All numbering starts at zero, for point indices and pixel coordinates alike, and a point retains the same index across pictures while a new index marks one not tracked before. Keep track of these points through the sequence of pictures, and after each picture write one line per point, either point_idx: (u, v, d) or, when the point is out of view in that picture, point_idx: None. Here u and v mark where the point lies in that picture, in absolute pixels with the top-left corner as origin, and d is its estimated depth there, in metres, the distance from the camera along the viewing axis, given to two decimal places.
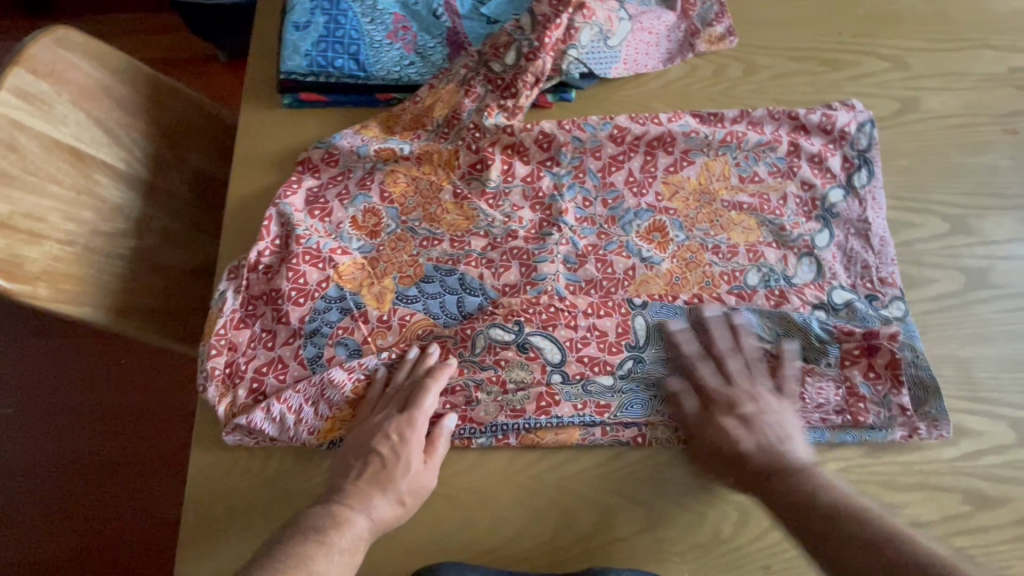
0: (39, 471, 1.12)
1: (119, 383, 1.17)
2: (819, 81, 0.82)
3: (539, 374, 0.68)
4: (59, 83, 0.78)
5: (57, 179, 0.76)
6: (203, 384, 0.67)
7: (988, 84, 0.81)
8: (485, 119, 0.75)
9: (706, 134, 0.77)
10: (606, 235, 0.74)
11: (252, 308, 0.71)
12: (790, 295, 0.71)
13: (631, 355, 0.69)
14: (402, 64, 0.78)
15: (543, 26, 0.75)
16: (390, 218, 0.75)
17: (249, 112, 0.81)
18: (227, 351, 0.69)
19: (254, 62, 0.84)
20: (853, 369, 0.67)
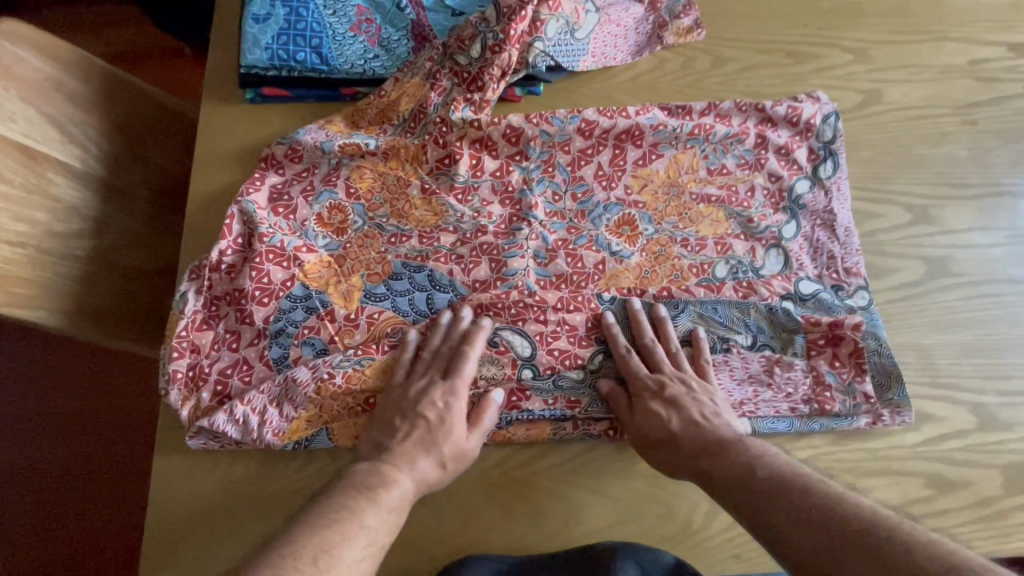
0: (2, 482, 1.08)
1: (83, 388, 1.13)
2: (785, 74, 0.83)
3: (510, 370, 0.67)
4: (6, 77, 0.75)
5: (6, 178, 0.73)
6: (165, 388, 0.65)
7: (947, 76, 0.83)
8: (451, 113, 0.73)
9: (674, 127, 0.77)
10: (576, 229, 0.74)
11: (215, 309, 0.70)
12: (758, 287, 0.72)
13: (602, 349, 0.69)
14: (366, 58, 0.76)
15: (509, 18, 0.73)
16: (357, 215, 0.74)
17: (209, 108, 0.79)
18: (190, 353, 0.67)
19: (215, 56, 0.81)
20: (819, 359, 0.68)
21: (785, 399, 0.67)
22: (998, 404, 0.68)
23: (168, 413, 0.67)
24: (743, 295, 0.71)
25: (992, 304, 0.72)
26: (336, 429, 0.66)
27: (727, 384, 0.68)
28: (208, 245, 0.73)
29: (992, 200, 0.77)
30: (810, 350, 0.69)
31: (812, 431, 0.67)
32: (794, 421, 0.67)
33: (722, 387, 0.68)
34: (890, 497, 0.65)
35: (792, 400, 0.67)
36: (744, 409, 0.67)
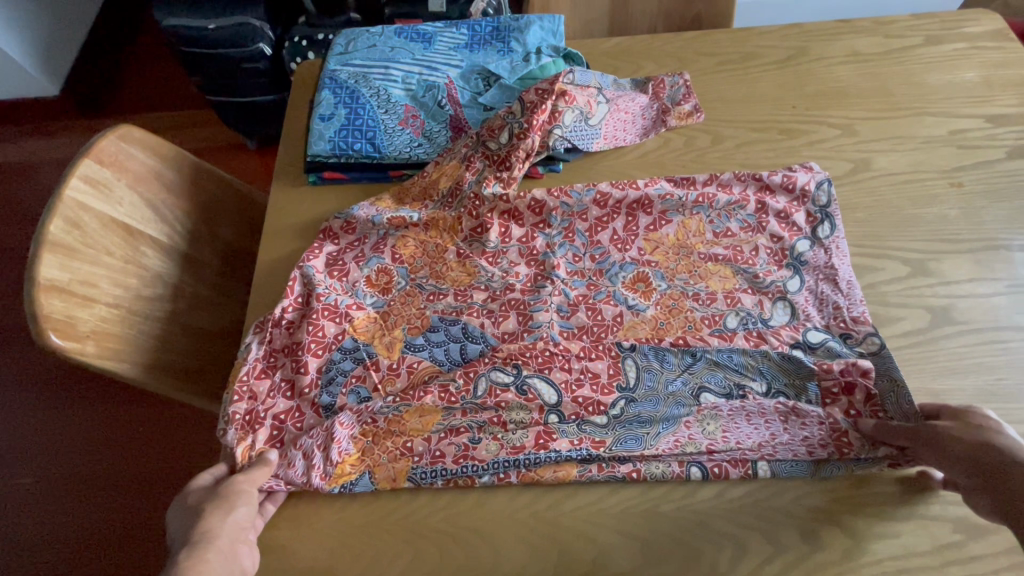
0: (85, 528, 1.24)
1: (161, 444, 1.32)
2: (779, 147, 0.93)
3: (536, 415, 0.73)
4: (120, 170, 0.91)
5: (110, 251, 0.87)
6: (224, 428, 0.72)
7: (930, 145, 0.92)
8: (484, 189, 0.85)
9: (680, 197, 0.86)
10: (595, 286, 0.82)
11: (273, 359, 0.78)
12: (767, 336, 0.77)
13: (622, 395, 0.74)
14: (412, 147, 0.90)
15: (532, 111, 0.86)
16: (400, 276, 0.84)
17: (279, 192, 0.93)
18: (249, 399, 0.75)
19: (286, 148, 0.97)
20: (834, 407, 0.72)
21: (803, 444, 0.70)
22: None
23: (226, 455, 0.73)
24: (755, 344, 0.77)
25: (1000, 350, 0.75)
26: (378, 472, 0.71)
27: (745, 428, 0.72)
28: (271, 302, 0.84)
29: (988, 253, 0.83)
30: (825, 398, 0.73)
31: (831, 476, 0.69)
32: (813, 464, 0.69)
33: (740, 432, 0.71)
34: (917, 542, 0.65)
35: (810, 444, 0.70)
36: (763, 452, 0.70)
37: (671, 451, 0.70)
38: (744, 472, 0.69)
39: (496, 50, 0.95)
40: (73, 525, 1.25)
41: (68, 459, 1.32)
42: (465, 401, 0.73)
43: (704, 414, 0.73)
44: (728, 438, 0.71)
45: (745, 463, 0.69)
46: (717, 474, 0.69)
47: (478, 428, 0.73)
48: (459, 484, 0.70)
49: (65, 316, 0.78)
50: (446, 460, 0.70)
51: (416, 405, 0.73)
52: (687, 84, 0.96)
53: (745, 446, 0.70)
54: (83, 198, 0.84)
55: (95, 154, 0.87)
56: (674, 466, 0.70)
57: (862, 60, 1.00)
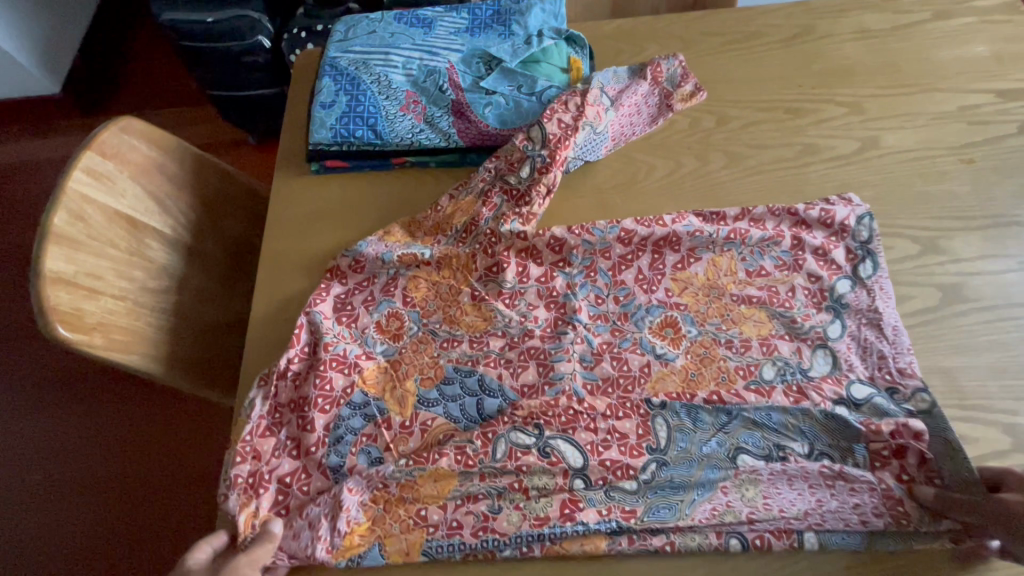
0: (96, 525, 1.26)
1: (168, 441, 1.33)
2: (786, 127, 0.91)
3: (561, 479, 0.69)
4: (122, 162, 0.91)
5: (114, 243, 0.87)
6: (226, 492, 0.69)
7: (940, 122, 0.90)
8: (502, 226, 0.81)
9: (711, 233, 0.80)
10: (620, 331, 0.77)
11: (278, 415, 0.75)
12: (808, 391, 0.71)
13: (654, 458, 0.69)
14: (414, 132, 0.89)
15: (555, 144, 0.84)
16: (412, 320, 0.80)
17: (281, 180, 0.93)
18: (252, 459, 0.71)
19: (288, 137, 0.96)
20: (884, 471, 0.67)
21: (855, 513, 0.65)
22: None
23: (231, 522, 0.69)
24: (795, 399, 0.71)
25: (1014, 327, 0.75)
26: (388, 544, 0.67)
27: (788, 494, 0.66)
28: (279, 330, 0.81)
29: (999, 230, 0.81)
30: (874, 461, 0.68)
31: (885, 550, 0.64)
32: (863, 535, 0.64)
33: (783, 498, 0.66)
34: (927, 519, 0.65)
35: (862, 513, 0.65)
36: (810, 521, 0.65)
37: (709, 520, 0.66)
38: (789, 544, 0.64)
39: (497, 34, 0.94)
40: (83, 522, 1.26)
41: (79, 455, 1.33)
42: (483, 464, 0.69)
43: (743, 478, 0.68)
44: (770, 506, 0.66)
45: (790, 534, 0.65)
46: (760, 545, 0.65)
47: (498, 495, 0.68)
48: (479, 557, 0.66)
49: (72, 308, 0.78)
50: (465, 532, 0.66)
51: (431, 469, 0.69)
52: (682, 65, 0.93)
53: (790, 514, 0.65)
54: (86, 190, 0.84)
55: (96, 146, 0.87)
56: (711, 537, 0.65)
57: (870, 36, 0.98)
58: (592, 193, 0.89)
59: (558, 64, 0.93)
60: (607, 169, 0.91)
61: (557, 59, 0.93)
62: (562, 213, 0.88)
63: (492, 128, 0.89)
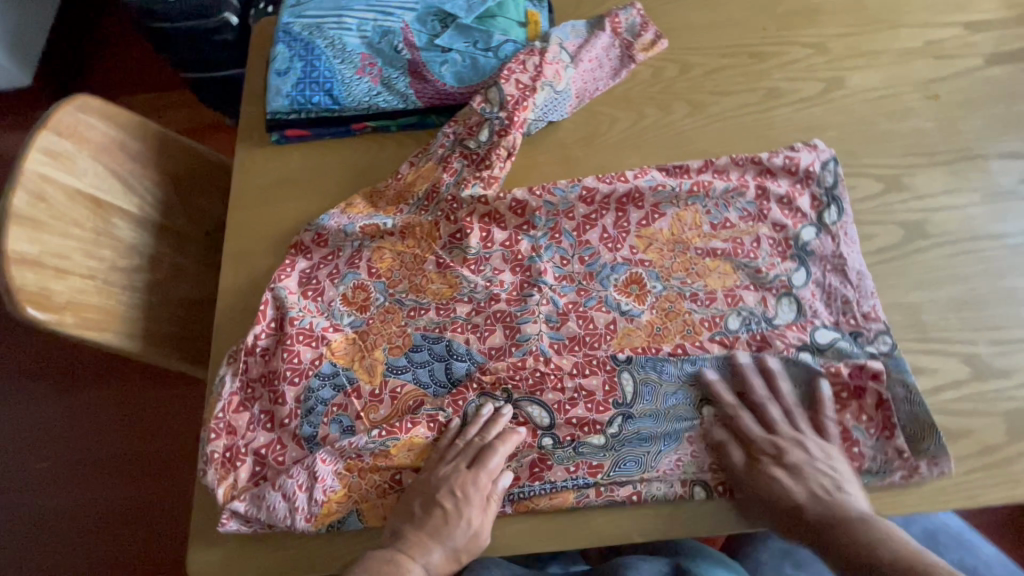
0: (79, 523, 1.24)
1: (145, 436, 1.30)
2: (749, 72, 0.90)
3: (530, 439, 0.69)
4: (81, 142, 0.90)
5: (79, 223, 0.87)
6: (203, 469, 0.69)
7: (905, 58, 0.88)
8: (463, 191, 0.80)
9: (673, 187, 0.80)
10: (585, 291, 0.77)
11: (250, 391, 0.75)
12: (772, 339, 0.72)
13: (620, 412, 0.69)
14: (371, 95, 0.88)
15: (513, 106, 0.82)
16: (379, 291, 0.80)
17: (244, 152, 0.92)
18: (227, 434, 0.72)
19: (247, 110, 0.95)
20: (844, 413, 0.68)
21: None
22: (991, 353, 0.70)
23: (204, 494, 0.70)
24: (757, 347, 0.72)
25: (975, 260, 0.75)
26: (367, 510, 0.68)
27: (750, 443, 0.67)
28: (248, 302, 0.82)
29: (963, 163, 0.81)
30: (835, 404, 0.68)
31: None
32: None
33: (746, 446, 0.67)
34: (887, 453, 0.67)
35: None
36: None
37: (674, 470, 0.66)
38: None
39: None
40: (67, 516, 1.25)
41: (53, 436, 1.31)
42: (454, 429, 0.70)
43: (708, 427, 0.68)
44: (732, 454, 0.67)
45: None
46: (722, 492, 0.65)
47: None
48: None
49: (39, 288, 0.79)
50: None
51: (405, 438, 0.70)
52: (641, 15, 0.93)
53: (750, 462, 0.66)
54: (45, 170, 0.83)
55: (52, 126, 0.86)
56: (676, 486, 0.66)
57: None
58: (555, 149, 0.88)
59: (515, 18, 0.91)
60: (569, 123, 0.89)
61: (514, 13, 0.91)
62: (525, 173, 0.87)
63: (450, 86, 0.87)
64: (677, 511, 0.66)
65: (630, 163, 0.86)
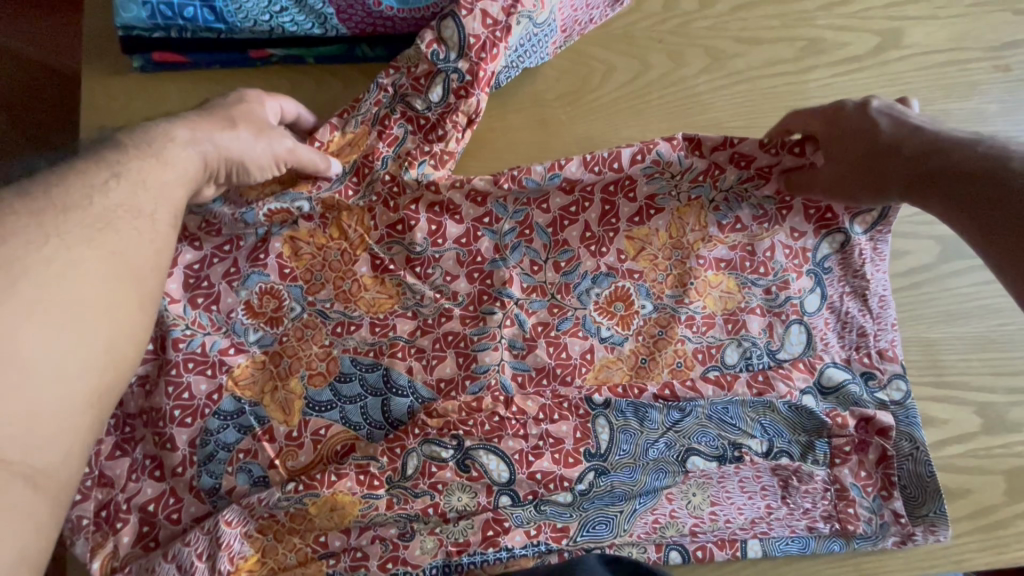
0: None
1: None
2: (788, 13, 0.68)
3: (484, 497, 0.57)
4: None
5: None
6: (70, 538, 0.55)
7: (981, 10, 0.69)
8: (406, 173, 0.61)
9: (674, 173, 0.62)
10: (559, 308, 0.62)
11: (129, 431, 0.59)
12: (775, 380, 0.60)
13: (592, 465, 0.58)
14: (272, 12, 0.61)
15: (477, 53, 0.59)
16: (294, 299, 0.62)
17: (94, 84, 0.66)
18: (100, 490, 0.57)
19: (92, 13, 0.66)
20: (844, 468, 0.58)
21: (802, 517, 0.58)
22: (1008, 404, 0.62)
23: (75, 563, 0.57)
24: (758, 392, 0.60)
25: None
26: None
27: (737, 500, 0.59)
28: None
29: None
30: (834, 458, 0.58)
31: (830, 553, 0.58)
32: (810, 542, 0.58)
33: (731, 504, 0.58)
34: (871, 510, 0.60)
35: (810, 517, 0.58)
36: (756, 530, 0.58)
37: (649, 534, 0.58)
38: (731, 555, 0.57)
39: None
40: None
41: None
42: (391, 483, 0.57)
43: (691, 483, 0.59)
44: (716, 515, 0.58)
45: (733, 543, 0.58)
46: (701, 557, 0.58)
47: (409, 519, 0.57)
48: None
49: None
50: (371, 564, 0.56)
51: (326, 495, 0.56)
52: None
53: (735, 524, 0.58)
54: None
55: None
56: (650, 550, 0.58)
57: None
58: (527, 106, 0.67)
59: None
60: (550, 71, 0.67)
61: None
62: (488, 139, 0.66)
63: (388, 9, 0.61)
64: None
65: (625, 133, 0.66)
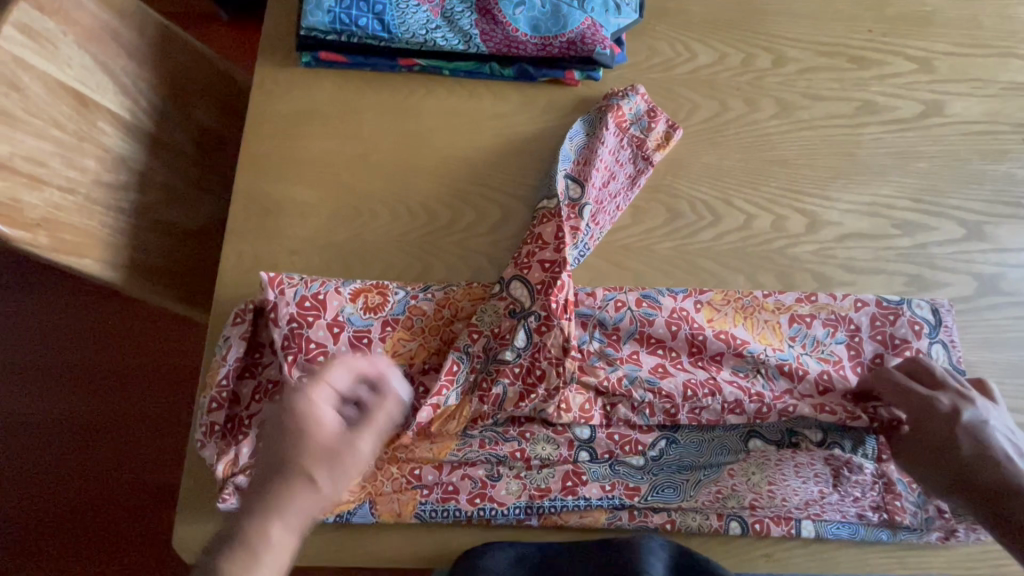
0: (19, 439, 1.13)
1: (98, 381, 1.16)
2: (846, 78, 0.81)
3: (565, 450, 0.64)
4: (66, 23, 0.73)
5: (59, 123, 0.72)
6: (202, 441, 0.62)
7: (1011, 93, 0.81)
8: (511, 282, 0.66)
9: (763, 355, 0.65)
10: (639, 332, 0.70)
11: (258, 355, 0.66)
12: (839, 377, 0.65)
13: (664, 435, 0.65)
14: (428, 29, 0.75)
15: (578, 170, 0.74)
16: (397, 302, 0.66)
17: (265, 71, 0.78)
18: (228, 404, 0.64)
19: (274, 16, 0.80)
20: (891, 463, 0.65)
21: (852, 504, 0.64)
22: None
23: (200, 466, 0.64)
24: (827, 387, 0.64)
25: None
26: (380, 503, 0.62)
27: (793, 482, 0.64)
28: (257, 250, 0.72)
29: None
30: (882, 453, 0.65)
31: (878, 541, 0.64)
32: (859, 528, 0.64)
33: (789, 486, 0.64)
34: None
35: (860, 506, 0.64)
36: (810, 510, 0.64)
37: (713, 503, 0.63)
38: (786, 531, 0.63)
39: None
40: (7, 427, 1.14)
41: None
42: (484, 427, 0.63)
43: (751, 462, 0.64)
44: (774, 493, 0.63)
45: (788, 521, 0.63)
46: (759, 530, 0.63)
47: (497, 462, 0.63)
48: (473, 522, 0.63)
49: (9, 199, 0.65)
50: (460, 498, 0.62)
51: (428, 431, 0.62)
52: (647, 99, 0.78)
53: (791, 503, 0.63)
54: (22, 52, 0.67)
55: None
56: (712, 519, 0.63)
57: None
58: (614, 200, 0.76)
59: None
60: None
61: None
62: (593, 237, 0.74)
63: (522, 34, 0.75)
64: (709, 543, 0.64)
65: (707, 159, 0.78)
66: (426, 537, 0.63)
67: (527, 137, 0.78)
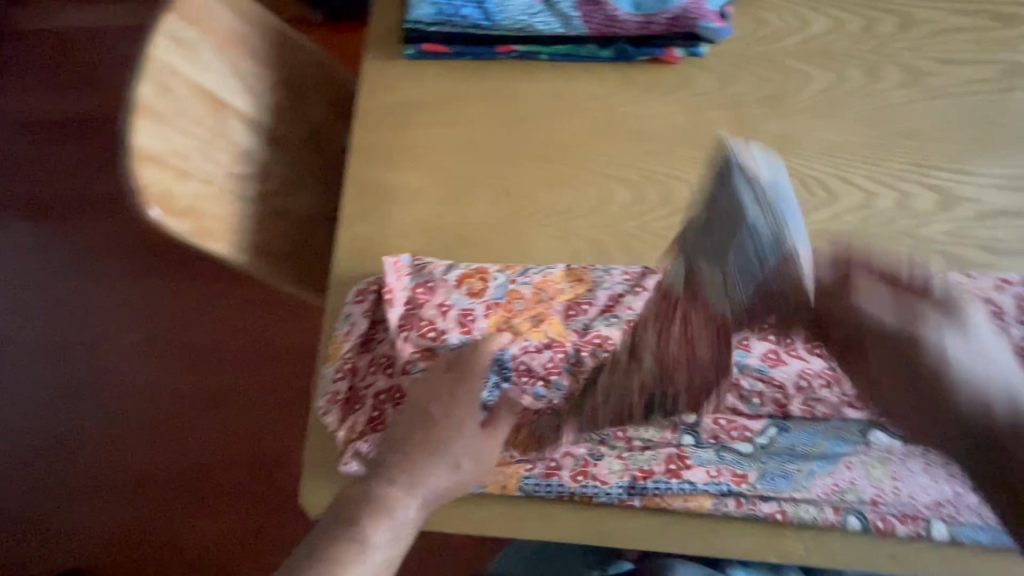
0: (170, 406, 1.33)
1: (231, 358, 1.34)
2: (988, 38, 0.73)
3: (668, 433, 0.63)
4: (204, 30, 0.82)
5: (200, 121, 0.80)
6: (325, 408, 0.68)
7: None
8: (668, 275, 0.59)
9: None
10: None
11: (373, 331, 0.71)
12: None
13: (774, 423, 0.62)
14: (528, 14, 0.76)
15: None
16: (499, 285, 0.69)
17: (373, 64, 0.82)
18: (349, 375, 0.69)
19: (381, 12, 0.84)
20: None
21: None
22: None
23: (323, 431, 0.69)
24: None
25: None
26: None
27: (921, 480, 0.60)
28: (369, 233, 0.76)
29: None
30: None
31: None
32: (1002, 534, 0.58)
33: (916, 483, 0.60)
34: None
35: None
36: (943, 512, 0.59)
37: (829, 496, 0.60)
38: (914, 531, 0.59)
39: None
40: (159, 395, 1.33)
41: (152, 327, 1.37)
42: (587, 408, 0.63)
43: (872, 455, 0.61)
44: (899, 490, 0.60)
45: (917, 521, 0.59)
46: (881, 528, 0.59)
47: (600, 441, 0.64)
48: (574, 500, 0.64)
49: (163, 190, 0.74)
50: (563, 474, 0.64)
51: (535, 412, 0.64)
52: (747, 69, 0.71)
53: (919, 501, 0.59)
54: (174, 61, 0.77)
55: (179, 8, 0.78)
56: (829, 513, 0.60)
57: None
58: None
59: None
60: (749, 76, 0.76)
61: None
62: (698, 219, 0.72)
63: (623, 13, 0.74)
64: (824, 537, 0.61)
65: (821, 134, 0.73)
66: (529, 511, 0.65)
67: (626, 118, 0.77)
